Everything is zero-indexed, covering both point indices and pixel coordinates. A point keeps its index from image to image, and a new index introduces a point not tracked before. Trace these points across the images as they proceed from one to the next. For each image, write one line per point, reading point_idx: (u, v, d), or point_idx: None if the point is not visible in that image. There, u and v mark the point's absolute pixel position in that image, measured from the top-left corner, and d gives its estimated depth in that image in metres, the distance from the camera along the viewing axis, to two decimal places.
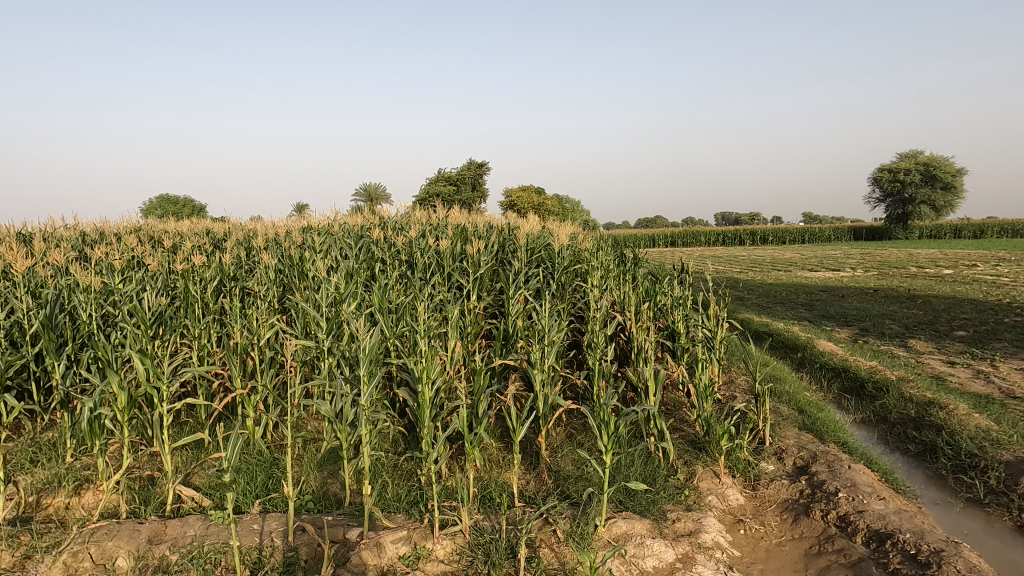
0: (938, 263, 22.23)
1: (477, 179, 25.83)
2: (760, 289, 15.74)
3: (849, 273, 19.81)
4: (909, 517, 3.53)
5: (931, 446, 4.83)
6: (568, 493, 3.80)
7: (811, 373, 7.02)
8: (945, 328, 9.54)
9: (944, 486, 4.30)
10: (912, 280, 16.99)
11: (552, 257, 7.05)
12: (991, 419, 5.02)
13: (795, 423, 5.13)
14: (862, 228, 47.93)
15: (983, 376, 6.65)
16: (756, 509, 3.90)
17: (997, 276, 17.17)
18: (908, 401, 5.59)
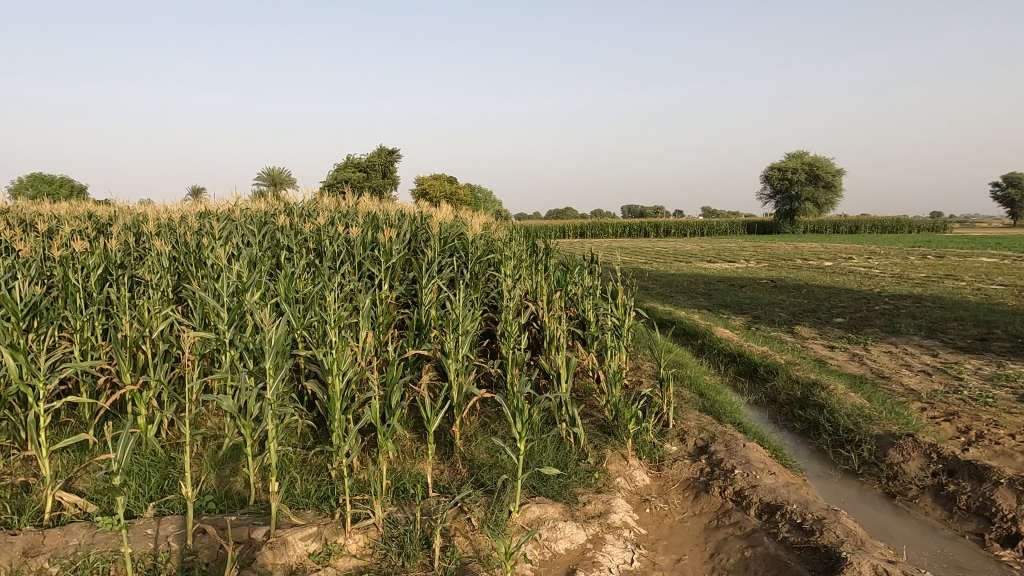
0: (820, 256, 24.19)
1: (387, 167, 25.43)
2: (664, 279, 16.47)
3: (744, 264, 21.13)
4: (796, 489, 3.83)
5: (814, 423, 5.26)
6: (482, 481, 3.82)
7: (709, 358, 7.45)
8: (825, 316, 10.39)
9: (825, 460, 4.69)
10: (798, 271, 18.35)
11: (465, 247, 7.05)
12: (864, 398, 5.53)
13: (696, 406, 5.42)
14: (755, 223, 51.22)
15: (858, 359, 7.31)
16: (660, 488, 4.10)
17: (869, 268, 18.94)
18: (794, 382, 6.05)
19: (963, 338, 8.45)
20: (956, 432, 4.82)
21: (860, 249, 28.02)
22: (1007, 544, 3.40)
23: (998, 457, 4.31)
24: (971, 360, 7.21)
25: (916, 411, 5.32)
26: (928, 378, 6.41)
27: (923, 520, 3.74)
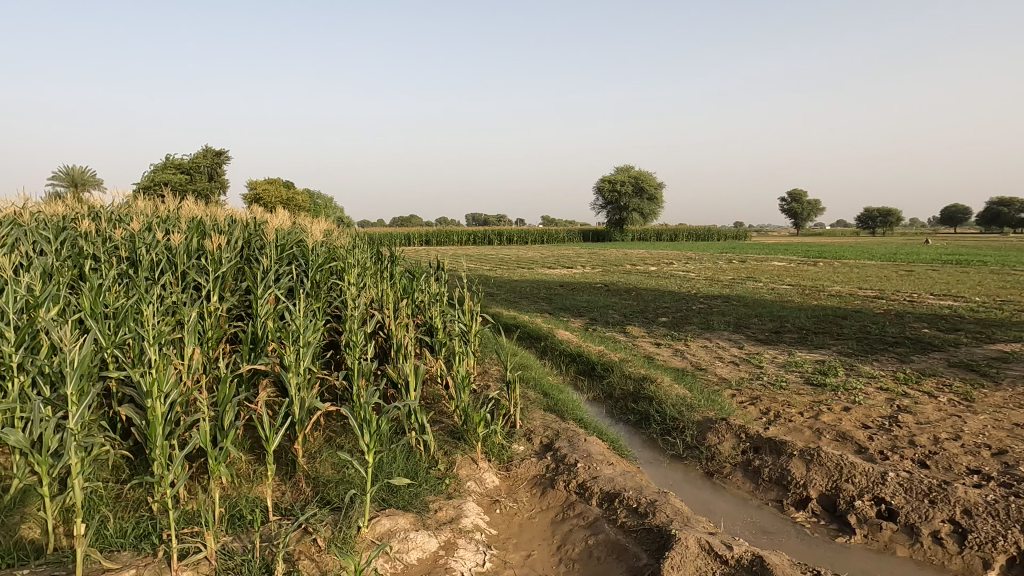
0: (646, 261, 26.47)
1: (214, 169, 23.50)
2: (508, 286, 16.96)
3: (581, 270, 22.45)
4: (631, 476, 4.14)
5: (645, 414, 5.72)
6: (328, 499, 3.64)
7: (552, 359, 7.81)
8: (652, 316, 11.36)
9: (655, 447, 5.12)
10: (628, 275, 19.90)
11: (305, 254, 6.72)
12: (686, 388, 6.13)
13: (541, 406, 5.64)
14: (590, 232, 54.68)
15: (680, 353, 8.09)
16: (509, 488, 4.20)
17: (687, 272, 21.08)
18: (627, 378, 6.54)
19: (762, 331, 9.72)
20: (759, 413, 5.54)
21: (680, 255, 31.12)
22: (800, 507, 3.96)
23: (791, 433, 5.02)
24: (768, 350, 8.31)
25: (728, 398, 6.01)
26: (737, 368, 7.28)
27: (736, 493, 4.23)
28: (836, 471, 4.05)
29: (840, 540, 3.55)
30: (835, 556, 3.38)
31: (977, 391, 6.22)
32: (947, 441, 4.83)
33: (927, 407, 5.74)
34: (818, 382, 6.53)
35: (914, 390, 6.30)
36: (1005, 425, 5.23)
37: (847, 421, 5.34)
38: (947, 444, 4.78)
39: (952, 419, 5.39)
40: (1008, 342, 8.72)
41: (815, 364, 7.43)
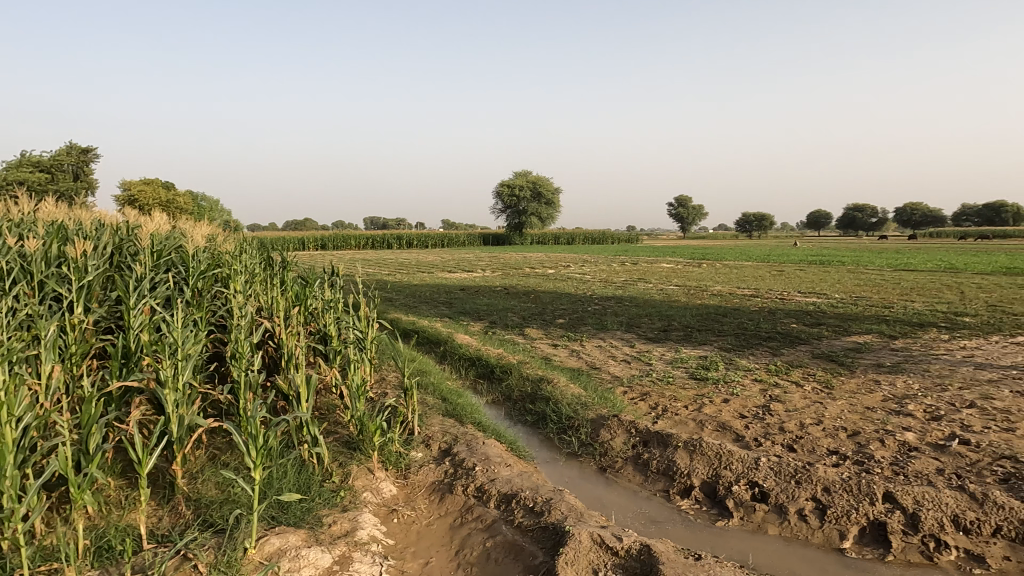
0: (545, 265, 27.07)
1: (79, 168, 21.44)
2: (407, 290, 16.73)
3: (481, 274, 22.57)
4: (528, 476, 4.22)
5: (542, 415, 5.84)
6: (211, 521, 3.43)
7: (451, 363, 7.79)
8: (550, 318, 11.64)
9: (552, 446, 5.23)
10: (527, 278, 20.25)
11: (185, 260, 6.28)
12: (582, 388, 6.33)
13: (440, 411, 5.61)
14: (490, 235, 55.10)
15: (576, 353, 8.34)
16: (407, 496, 4.15)
17: (583, 274, 21.81)
18: (525, 379, 6.66)
19: (652, 330, 10.24)
20: (648, 409, 5.83)
21: (576, 258, 32.09)
22: (685, 495, 4.20)
23: (677, 425, 5.33)
24: (657, 347, 8.76)
25: (620, 395, 6.28)
26: (629, 366, 7.62)
27: (628, 486, 4.43)
28: (716, 459, 4.34)
29: (719, 523, 3.81)
30: (715, 539, 3.63)
31: (836, 379, 6.90)
32: (811, 426, 5.33)
33: (794, 396, 6.29)
34: (701, 377, 6.98)
35: (784, 380, 6.89)
36: (859, 408, 5.84)
37: (726, 412, 5.75)
38: (811, 428, 5.27)
39: (815, 406, 5.94)
40: (861, 334, 9.75)
41: (699, 360, 7.92)
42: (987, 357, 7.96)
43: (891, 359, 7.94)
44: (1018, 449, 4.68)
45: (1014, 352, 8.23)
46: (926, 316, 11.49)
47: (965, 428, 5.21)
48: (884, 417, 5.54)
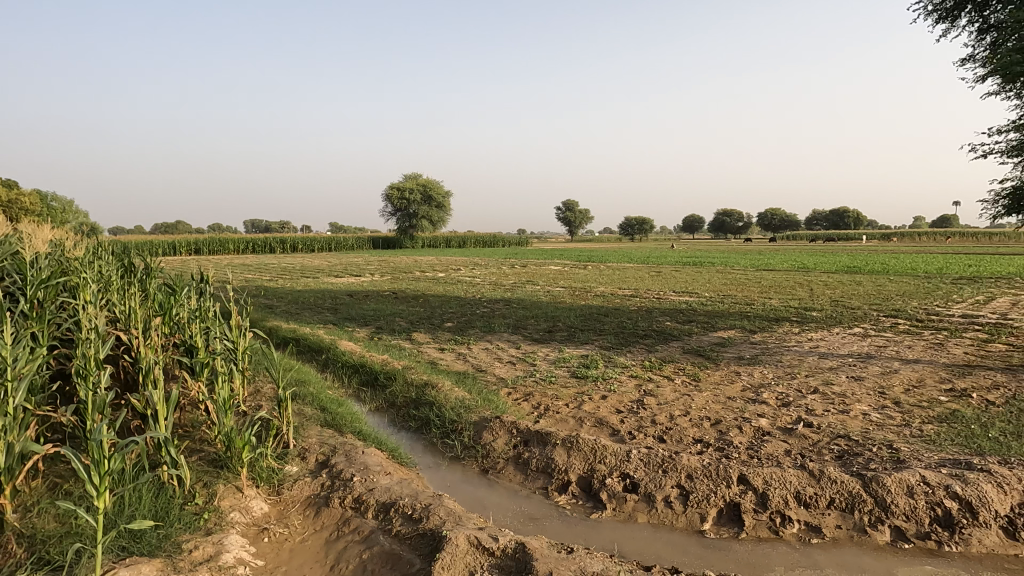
0: (435, 268, 26.92)
1: None
2: (289, 296, 16.00)
3: (368, 278, 22.04)
4: (408, 483, 4.17)
5: (426, 420, 5.79)
6: (48, 558, 3.08)
7: (333, 371, 7.54)
8: (438, 322, 11.59)
9: (435, 451, 5.20)
10: (417, 282, 20.05)
11: (22, 268, 5.62)
12: (466, 391, 6.35)
13: (318, 421, 5.40)
14: (379, 239, 53.92)
15: (463, 357, 8.37)
16: (280, 513, 3.96)
17: (473, 277, 21.93)
18: (410, 385, 6.57)
19: (538, 331, 10.50)
20: (530, 408, 5.96)
21: (467, 261, 32.23)
22: (563, 491, 4.34)
23: (557, 424, 5.49)
24: (542, 348, 8.99)
25: (504, 396, 6.37)
26: (514, 367, 7.76)
27: (508, 486, 4.49)
28: (591, 454, 4.52)
29: (594, 516, 3.97)
30: (589, 532, 3.78)
31: (703, 372, 7.43)
32: (680, 417, 5.70)
33: (666, 390, 6.70)
34: (582, 375, 7.24)
35: (657, 375, 7.32)
36: (721, 398, 6.32)
37: (604, 408, 6.00)
38: (680, 419, 5.63)
39: (684, 398, 6.36)
40: (725, 329, 10.57)
41: (581, 359, 8.23)
42: (828, 346, 8.92)
43: (750, 351, 8.67)
44: (851, 428, 5.29)
45: (850, 342, 9.29)
46: (780, 311, 12.68)
47: (809, 412, 5.80)
48: (742, 406, 6.04)
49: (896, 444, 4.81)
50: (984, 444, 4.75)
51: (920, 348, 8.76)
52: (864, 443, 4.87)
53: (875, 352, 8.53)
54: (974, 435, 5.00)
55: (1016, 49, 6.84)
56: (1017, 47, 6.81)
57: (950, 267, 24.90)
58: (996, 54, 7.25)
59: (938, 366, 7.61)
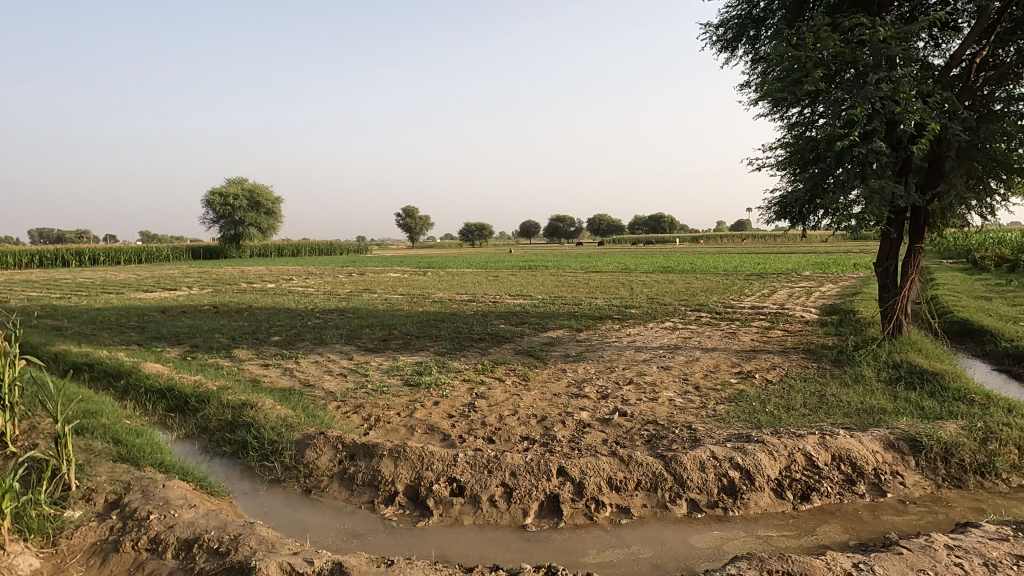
0: (263, 279, 25.14)
1: None
2: (83, 316, 13.98)
3: (185, 291, 20.00)
4: (216, 515, 3.83)
5: (242, 443, 5.32)
6: None
7: (134, 398, 6.69)
8: (263, 336, 10.83)
9: (252, 476, 4.82)
10: (241, 294, 18.60)
11: None
12: (290, 408, 5.98)
13: (109, 457, 4.75)
14: (200, 248, 49.27)
15: (289, 372, 7.89)
16: (56, 567, 3.43)
17: (305, 287, 20.85)
18: (225, 407, 6.02)
19: (372, 340, 10.24)
20: (360, 421, 5.77)
21: (300, 271, 30.54)
22: (389, 502, 4.25)
23: (387, 434, 5.38)
24: (375, 358, 8.77)
25: (332, 410, 6.10)
26: (344, 379, 7.47)
27: (332, 504, 4.30)
28: (418, 462, 4.48)
29: (420, 524, 3.94)
30: (415, 541, 3.74)
31: (533, 372, 7.74)
32: (508, 416, 5.86)
33: (496, 391, 6.87)
34: (415, 382, 7.18)
35: (489, 378, 7.48)
36: (548, 395, 6.62)
37: (435, 414, 6.00)
38: (508, 419, 5.79)
39: (513, 398, 6.57)
40: (555, 329, 11.12)
41: (415, 366, 8.15)
42: (644, 340, 9.76)
43: (576, 349, 9.21)
44: (659, 413, 5.82)
45: (662, 335, 10.26)
46: (604, 310, 13.64)
47: (624, 401, 6.28)
48: (566, 401, 6.37)
49: (694, 425, 5.38)
50: (762, 418, 5.49)
51: (717, 337, 9.93)
52: (669, 426, 5.38)
53: (681, 343, 9.50)
54: (755, 411, 5.76)
55: (779, 79, 7.99)
56: (779, 77, 7.95)
57: (742, 266, 28.65)
58: (764, 80, 8.44)
59: (731, 352, 8.68)
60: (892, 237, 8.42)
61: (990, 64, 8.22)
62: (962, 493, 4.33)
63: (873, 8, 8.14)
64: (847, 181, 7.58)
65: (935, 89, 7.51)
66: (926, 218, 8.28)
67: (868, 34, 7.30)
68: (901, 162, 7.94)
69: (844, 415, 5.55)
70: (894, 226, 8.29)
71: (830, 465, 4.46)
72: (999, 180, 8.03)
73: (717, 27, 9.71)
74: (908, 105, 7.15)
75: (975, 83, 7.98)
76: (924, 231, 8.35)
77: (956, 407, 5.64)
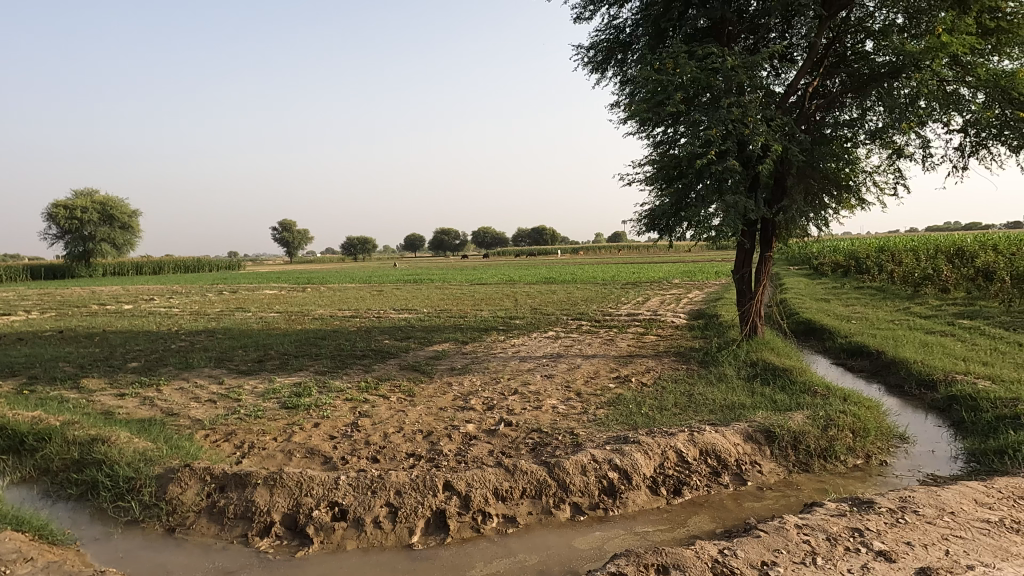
0: (118, 299, 22.84)
1: None
2: None
3: (22, 316, 17.70)
4: (58, 568, 3.40)
5: (92, 483, 4.77)
6: None
7: None
8: (118, 363, 9.81)
9: (104, 519, 4.35)
10: (92, 317, 16.78)
11: None
12: (149, 440, 5.45)
13: None
14: (40, 268, 43.90)
15: (149, 401, 7.19)
16: None
17: (168, 308, 19.18)
18: (71, 444, 5.36)
19: (245, 362, 9.60)
20: (232, 450, 5.39)
21: (162, 290, 28.08)
22: (265, 534, 3.99)
23: (263, 461, 5.07)
24: (249, 380, 8.24)
25: (199, 440, 5.64)
26: (213, 406, 6.93)
27: (200, 542, 3.97)
28: (297, 488, 4.24)
29: (299, 554, 3.75)
30: (294, 573, 3.55)
31: (418, 387, 7.62)
32: (393, 434, 5.73)
33: (381, 408, 6.70)
34: (293, 404, 6.82)
35: (373, 396, 7.26)
36: (434, 410, 6.56)
37: (316, 436, 5.74)
38: (393, 436, 5.67)
39: (398, 414, 6.44)
40: (441, 342, 11.05)
41: (293, 387, 7.75)
42: (528, 350, 9.95)
43: (462, 361, 9.19)
44: (542, 421, 5.95)
45: (545, 344, 10.52)
46: (489, 322, 13.75)
47: (509, 412, 6.36)
48: (452, 414, 6.35)
49: (576, 430, 5.56)
50: (638, 420, 5.79)
51: (596, 344, 10.36)
52: (553, 433, 5.52)
53: (563, 351, 9.80)
54: (632, 413, 6.06)
55: (644, 100, 8.52)
56: (645, 98, 8.48)
57: (619, 275, 30.14)
58: (631, 100, 8.98)
59: (610, 358, 9.08)
60: (746, 247, 9.26)
61: (820, 93, 9.29)
62: (809, 476, 4.82)
63: (723, 39, 8.93)
64: (706, 196, 8.24)
65: (777, 114, 8.37)
66: (773, 230, 9.19)
67: (719, 62, 8.00)
68: (751, 179, 8.77)
69: (710, 412, 5.99)
70: (747, 237, 9.12)
71: (698, 460, 4.79)
72: (831, 196, 9.10)
73: (588, 50, 10.21)
74: (755, 128, 7.91)
75: (808, 110, 8.99)
76: (772, 241, 9.27)
77: (802, 399, 6.27)
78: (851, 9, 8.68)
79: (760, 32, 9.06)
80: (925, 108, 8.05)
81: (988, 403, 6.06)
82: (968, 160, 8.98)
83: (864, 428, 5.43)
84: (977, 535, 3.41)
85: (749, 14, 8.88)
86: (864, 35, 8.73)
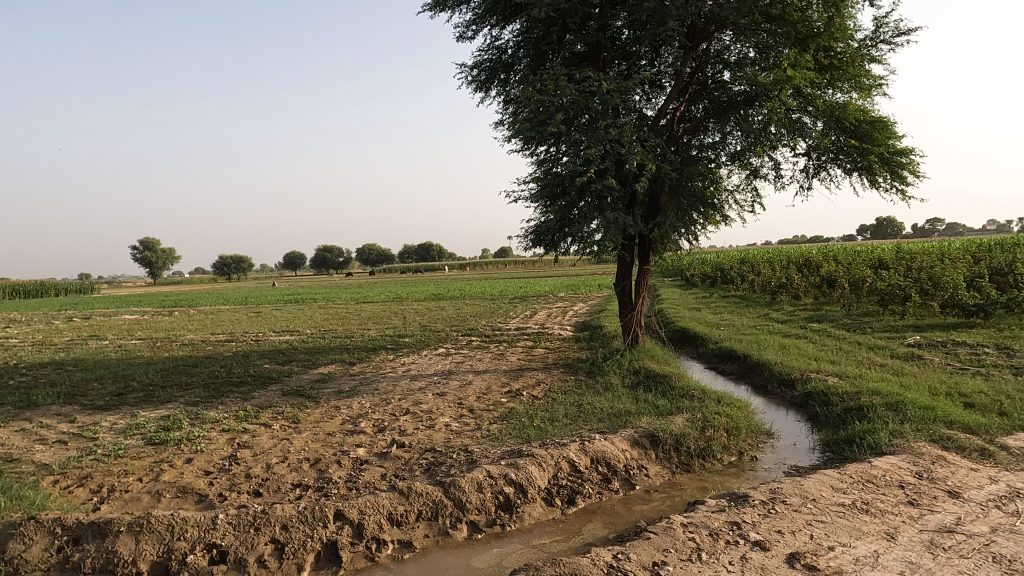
0: None
1: None
2: None
3: None
4: None
5: None
6: None
7: None
8: None
9: None
10: None
11: None
12: None
13: None
14: None
15: None
16: None
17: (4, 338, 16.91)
18: None
19: (102, 396, 8.63)
20: (89, 495, 4.83)
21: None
22: None
23: (127, 505, 4.58)
24: (107, 417, 7.43)
25: (48, 488, 4.99)
26: (64, 448, 6.15)
27: None
28: (168, 532, 3.85)
29: None
30: None
31: (303, 413, 7.23)
32: (277, 465, 5.39)
33: (262, 438, 6.28)
34: (160, 440, 6.23)
35: (253, 425, 6.79)
36: (321, 436, 6.26)
37: (189, 473, 5.27)
38: (278, 466, 5.34)
39: (282, 443, 6.08)
40: (326, 364, 10.61)
41: (160, 421, 7.07)
42: (419, 369, 9.77)
43: (350, 384, 8.86)
44: (436, 440, 5.86)
45: (436, 362, 10.39)
46: (377, 341, 13.42)
47: (401, 433, 6.20)
48: (341, 439, 6.10)
49: (470, 447, 5.53)
50: (531, 432, 5.87)
51: (487, 359, 10.41)
52: (446, 452, 5.46)
53: (454, 368, 9.75)
54: (524, 426, 6.13)
55: (527, 119, 8.75)
56: (528, 118, 8.69)
57: (506, 290, 30.68)
58: (515, 118, 9.18)
59: (501, 373, 9.14)
60: (626, 261, 9.74)
61: (686, 118, 10.04)
62: (690, 476, 5.13)
63: (599, 64, 9.42)
64: (588, 213, 8.58)
65: (650, 135, 8.89)
66: (649, 244, 9.75)
67: (596, 86, 8.38)
68: (629, 197, 9.26)
69: (598, 421, 6.20)
70: (627, 251, 9.60)
71: (590, 468, 4.92)
72: (699, 213, 9.84)
73: (472, 68, 10.36)
74: (631, 148, 8.31)
75: (677, 133, 9.69)
76: (649, 255, 9.84)
77: (681, 403, 6.67)
78: (711, 42, 9.50)
79: (632, 59, 9.65)
80: (776, 134, 8.91)
81: (837, 397, 6.77)
82: (811, 180, 10.05)
83: (736, 427, 5.87)
84: (835, 518, 3.78)
85: (621, 41, 9.43)
86: (722, 66, 9.58)
